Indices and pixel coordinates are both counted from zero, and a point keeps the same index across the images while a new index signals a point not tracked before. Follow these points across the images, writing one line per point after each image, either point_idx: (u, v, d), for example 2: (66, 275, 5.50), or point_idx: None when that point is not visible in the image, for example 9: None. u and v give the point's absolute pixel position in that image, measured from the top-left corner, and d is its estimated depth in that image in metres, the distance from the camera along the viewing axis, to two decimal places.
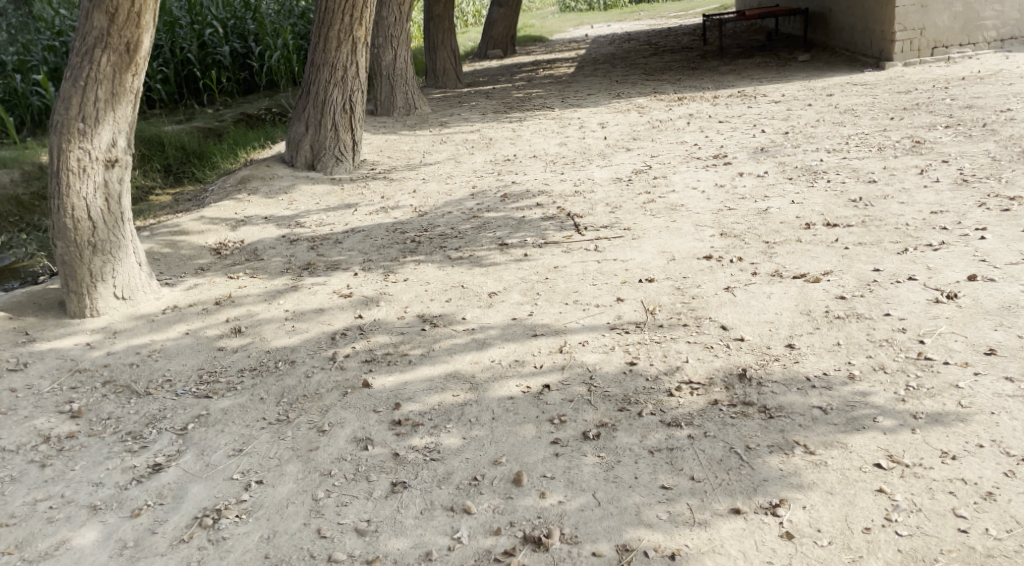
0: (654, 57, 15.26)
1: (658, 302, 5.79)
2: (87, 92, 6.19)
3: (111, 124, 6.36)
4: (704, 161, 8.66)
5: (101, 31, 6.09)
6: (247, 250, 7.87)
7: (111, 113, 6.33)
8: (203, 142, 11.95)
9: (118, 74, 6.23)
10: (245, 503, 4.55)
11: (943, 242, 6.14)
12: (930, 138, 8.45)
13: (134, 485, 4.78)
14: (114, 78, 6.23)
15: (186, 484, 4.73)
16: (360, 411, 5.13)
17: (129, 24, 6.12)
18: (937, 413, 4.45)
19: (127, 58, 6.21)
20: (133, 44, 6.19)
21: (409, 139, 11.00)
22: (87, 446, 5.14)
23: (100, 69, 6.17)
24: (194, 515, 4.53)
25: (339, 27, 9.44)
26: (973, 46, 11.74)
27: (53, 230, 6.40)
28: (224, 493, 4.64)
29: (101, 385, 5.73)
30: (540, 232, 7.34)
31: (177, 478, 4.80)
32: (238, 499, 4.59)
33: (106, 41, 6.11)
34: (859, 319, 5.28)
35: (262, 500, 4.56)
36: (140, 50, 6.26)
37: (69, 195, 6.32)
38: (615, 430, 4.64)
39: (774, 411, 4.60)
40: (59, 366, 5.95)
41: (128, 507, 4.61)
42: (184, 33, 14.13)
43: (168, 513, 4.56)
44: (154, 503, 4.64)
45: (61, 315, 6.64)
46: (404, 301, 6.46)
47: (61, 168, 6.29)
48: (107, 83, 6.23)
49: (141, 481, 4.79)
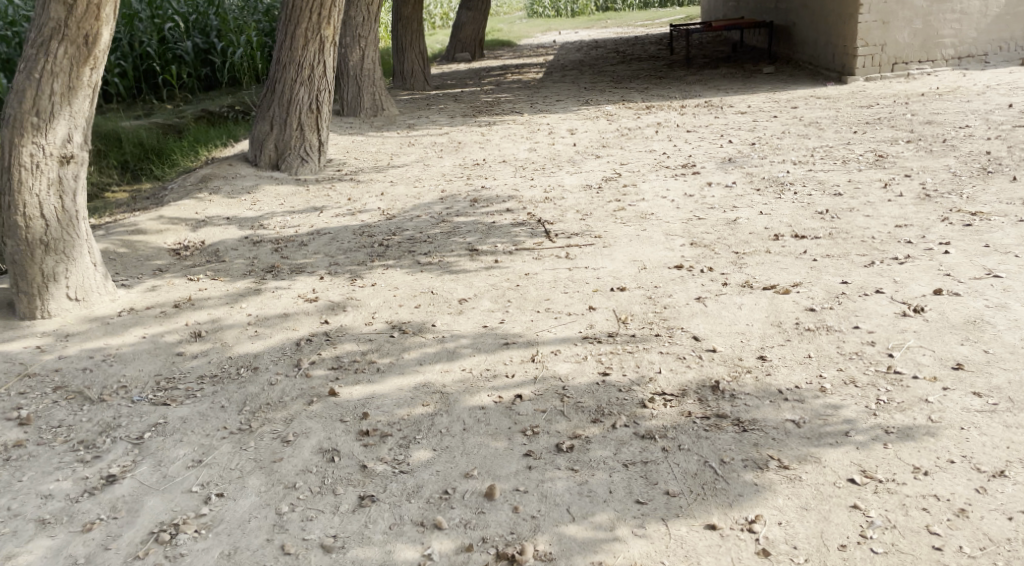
0: (622, 65, 15.32)
1: (630, 311, 5.79)
2: (42, 85, 6.07)
3: (66, 119, 6.23)
4: (673, 170, 8.69)
5: (58, 23, 5.97)
6: (208, 252, 7.77)
7: (67, 107, 6.21)
8: (162, 139, 11.79)
9: (75, 67, 6.11)
10: (205, 518, 4.46)
11: (909, 256, 6.21)
12: (892, 152, 8.55)
13: (86, 497, 4.66)
14: (70, 72, 6.11)
15: (142, 498, 4.63)
16: (327, 420, 5.07)
17: (88, 16, 6.00)
18: (909, 427, 4.49)
19: (85, 51, 6.10)
20: (92, 36, 6.08)
21: (377, 140, 10.92)
22: (36, 455, 5.02)
23: (57, 62, 6.05)
24: (150, 530, 4.43)
25: (306, 26, 9.37)
26: (931, 63, 11.88)
27: (4, 228, 6.27)
28: (182, 506, 4.55)
29: (52, 390, 5.61)
30: (510, 239, 7.31)
31: (132, 490, 4.69)
32: (198, 512, 4.50)
33: (63, 33, 6.00)
34: (829, 331, 5.32)
35: (222, 514, 4.47)
36: (99, 43, 6.14)
37: (21, 192, 6.20)
38: (588, 442, 4.62)
39: (747, 424, 4.61)
40: (8, 370, 5.82)
41: (79, 522, 4.50)
42: (143, 28, 13.92)
43: (123, 528, 4.45)
44: (108, 517, 4.53)
45: (10, 317, 6.49)
46: (371, 306, 6.41)
47: (13, 163, 6.16)
48: (63, 77, 6.11)
49: (94, 494, 4.68)
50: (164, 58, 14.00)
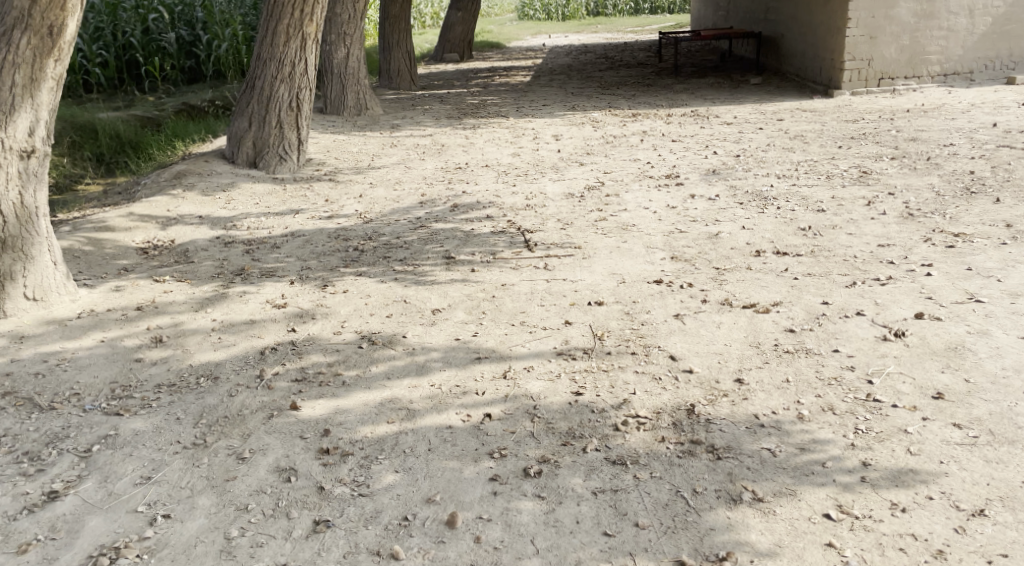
0: (610, 71, 15.19)
1: (607, 327, 5.65)
2: (3, 76, 5.88)
3: (28, 111, 6.03)
4: (657, 180, 8.56)
5: (22, 12, 5.79)
6: (177, 252, 7.59)
7: (30, 99, 6.01)
8: (140, 131, 11.54)
9: (38, 59, 5.92)
10: (148, 541, 4.34)
11: (891, 277, 6.09)
12: (876, 168, 8.45)
13: (24, 515, 4.57)
14: (33, 63, 5.92)
15: (83, 517, 4.53)
16: (286, 436, 4.96)
17: (52, 6, 5.82)
18: (888, 460, 4.36)
19: (49, 42, 5.91)
20: (57, 27, 5.89)
21: (358, 140, 10.74)
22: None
23: (19, 52, 5.86)
24: (90, 553, 4.32)
25: (288, 22, 9.19)
26: (917, 79, 11.81)
27: None
28: (125, 528, 4.44)
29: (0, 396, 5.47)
30: (488, 248, 7.15)
31: (74, 509, 4.60)
32: (140, 535, 4.38)
33: (26, 23, 5.81)
34: (808, 354, 5.19)
35: (167, 538, 4.35)
36: (64, 34, 5.96)
37: None
38: (557, 467, 4.47)
39: (722, 451, 4.47)
40: None
41: (16, 542, 4.41)
42: (127, 17, 13.82)
43: (60, 550, 4.35)
44: (45, 537, 4.43)
45: None
46: (342, 314, 6.25)
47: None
48: (26, 68, 5.92)
49: (33, 512, 4.59)
50: (147, 49, 13.78)
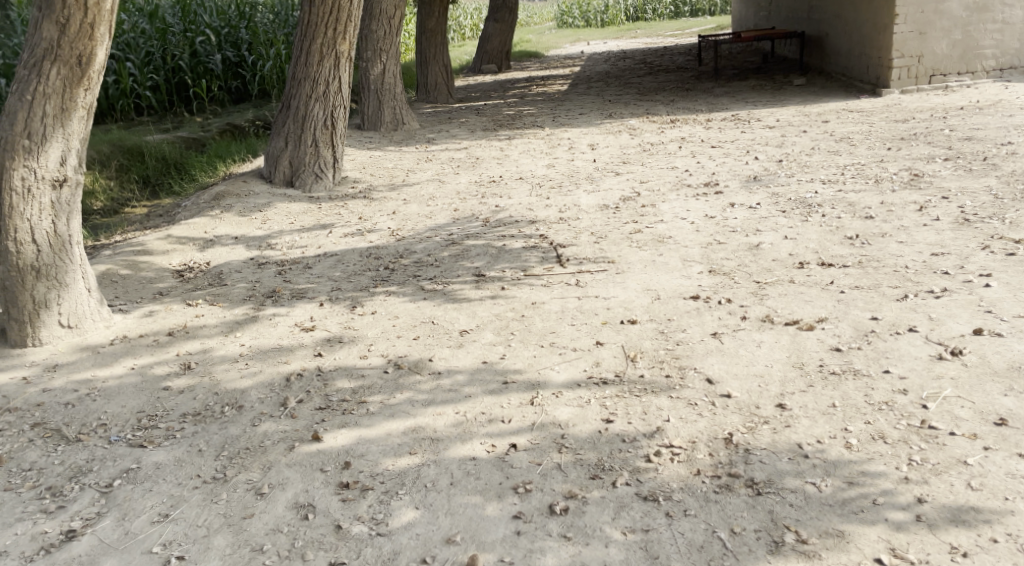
0: (649, 77, 14.87)
1: (640, 348, 5.35)
2: (34, 107, 5.71)
3: (60, 140, 5.86)
4: (695, 189, 8.23)
5: (50, 43, 5.61)
6: (211, 274, 7.38)
7: (61, 129, 5.84)
8: (184, 152, 11.43)
9: (68, 89, 5.74)
10: None
11: (945, 289, 5.71)
12: (929, 171, 8.04)
13: (40, 557, 4.40)
14: (63, 93, 5.74)
15: (98, 558, 4.36)
16: (306, 469, 4.74)
17: (81, 35, 5.63)
18: (945, 496, 4.02)
19: (79, 71, 5.73)
20: (86, 57, 5.70)
21: (394, 155, 10.55)
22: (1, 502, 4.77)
23: (49, 83, 5.69)
24: None
25: (321, 41, 9.02)
26: (971, 75, 11.33)
27: None
28: None
29: (30, 427, 5.34)
30: (519, 264, 6.89)
31: (90, 549, 4.42)
32: None
33: (55, 53, 5.63)
34: (856, 376, 4.85)
35: None
36: (94, 63, 5.77)
37: (11, 216, 5.84)
38: (585, 503, 4.20)
39: (762, 486, 4.17)
40: None
41: None
42: (176, 41, 13.52)
43: None
44: None
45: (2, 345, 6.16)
46: (369, 338, 6.02)
47: (4, 187, 5.80)
48: (56, 98, 5.74)
49: (49, 553, 4.42)
50: (196, 71, 13.65)
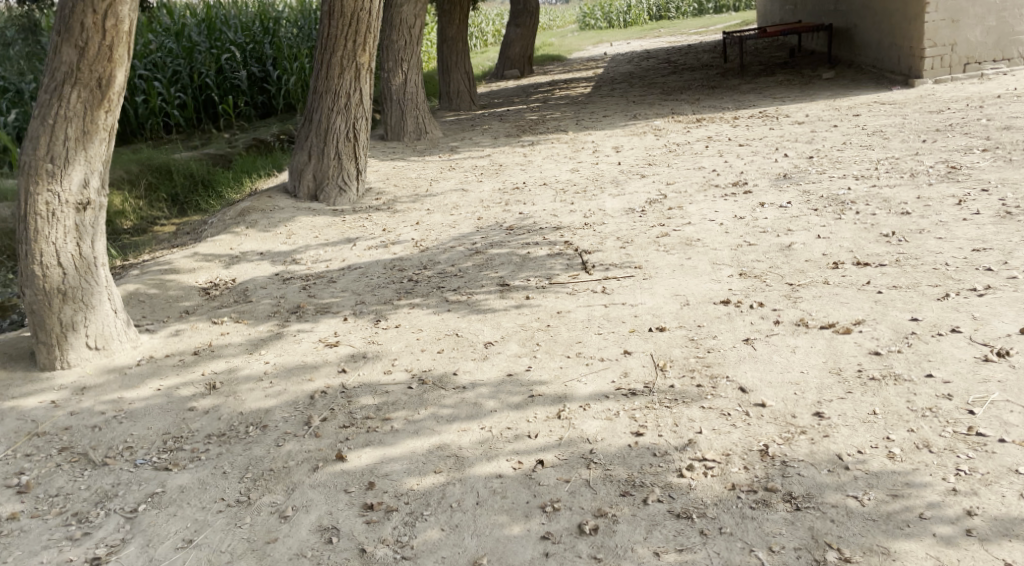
0: (674, 76, 14.69)
1: (670, 357, 5.19)
2: (56, 131, 5.57)
3: (82, 164, 5.70)
4: (723, 189, 8.05)
5: (70, 66, 5.48)
6: (237, 290, 7.23)
7: (83, 152, 5.68)
8: (212, 169, 11.37)
9: (89, 112, 5.59)
10: None
11: (989, 286, 5.50)
12: (966, 163, 7.81)
13: None
14: (84, 116, 5.60)
15: None
16: (329, 490, 4.55)
17: (100, 57, 5.50)
18: (998, 509, 3.82)
19: (100, 94, 5.58)
20: (106, 79, 5.57)
21: (418, 165, 10.43)
22: (27, 530, 4.57)
23: (70, 106, 5.55)
24: None
25: (341, 54, 8.90)
26: (1007, 62, 11.09)
27: (21, 278, 5.76)
28: None
29: (57, 452, 5.15)
30: (544, 272, 6.73)
31: None
32: None
33: (75, 77, 5.50)
34: (897, 381, 4.65)
35: None
36: (114, 85, 5.63)
37: (37, 241, 5.68)
38: (615, 522, 4.04)
39: (801, 501, 3.99)
40: (17, 429, 5.37)
41: None
42: (202, 59, 13.49)
43: None
44: None
45: (31, 369, 6.00)
46: (393, 353, 5.80)
47: (28, 212, 5.65)
48: (77, 121, 5.60)
49: None
50: (222, 88, 13.59)
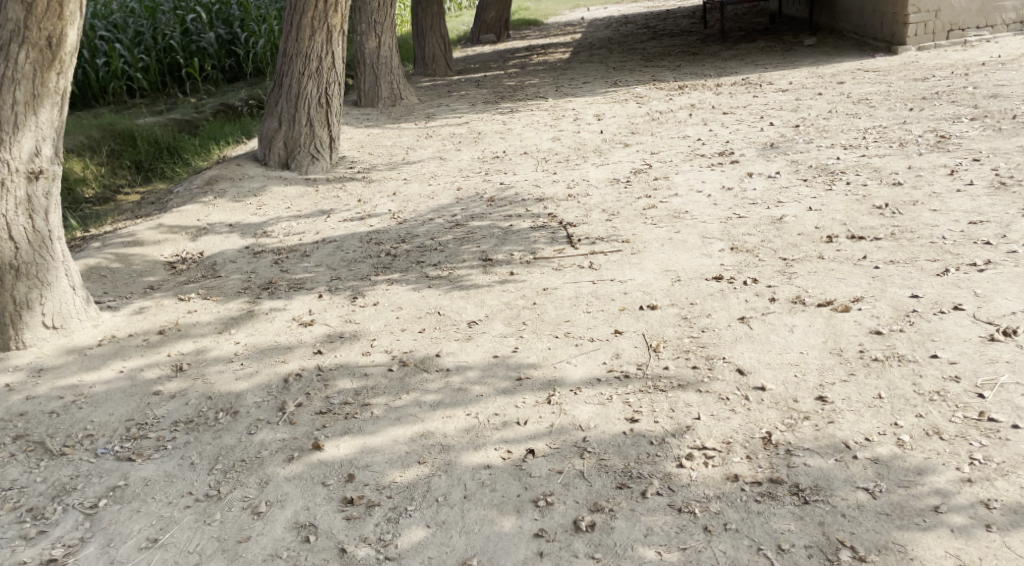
0: (653, 42, 14.39)
1: (663, 337, 4.97)
2: (3, 93, 5.20)
3: (32, 130, 5.34)
4: (709, 159, 7.80)
5: (17, 24, 5.12)
6: (205, 265, 6.91)
7: (33, 117, 5.33)
8: (178, 136, 10.95)
9: (38, 73, 5.23)
10: None
11: (989, 261, 5.31)
12: (956, 132, 7.62)
13: None
14: (34, 78, 5.23)
15: None
16: (306, 484, 4.29)
17: (49, 14, 5.14)
18: (1016, 501, 3.64)
19: (50, 55, 5.23)
20: (56, 38, 5.22)
21: (393, 133, 10.09)
22: None
23: (18, 67, 5.18)
24: None
25: (311, 15, 8.50)
26: (990, 29, 10.89)
27: None
28: None
29: (11, 440, 4.84)
30: (528, 246, 6.47)
31: None
32: None
33: (23, 35, 5.14)
34: (901, 362, 4.46)
35: None
36: (65, 44, 5.28)
37: None
38: (613, 518, 3.84)
39: (809, 494, 3.80)
40: None
41: None
42: (166, 19, 13.13)
43: None
44: None
45: None
46: (371, 332, 5.54)
47: None
48: (26, 84, 5.23)
49: None
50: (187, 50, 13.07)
